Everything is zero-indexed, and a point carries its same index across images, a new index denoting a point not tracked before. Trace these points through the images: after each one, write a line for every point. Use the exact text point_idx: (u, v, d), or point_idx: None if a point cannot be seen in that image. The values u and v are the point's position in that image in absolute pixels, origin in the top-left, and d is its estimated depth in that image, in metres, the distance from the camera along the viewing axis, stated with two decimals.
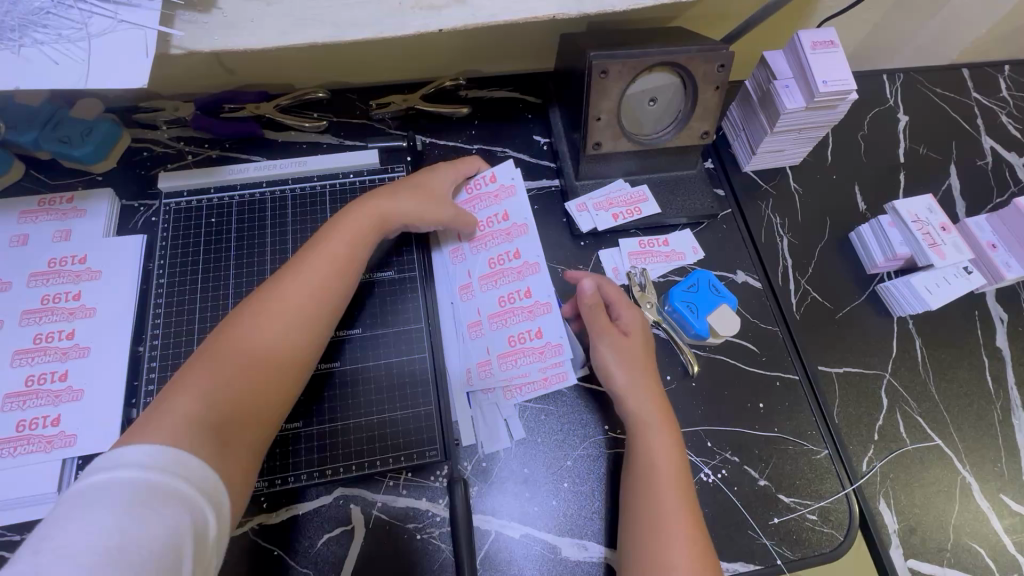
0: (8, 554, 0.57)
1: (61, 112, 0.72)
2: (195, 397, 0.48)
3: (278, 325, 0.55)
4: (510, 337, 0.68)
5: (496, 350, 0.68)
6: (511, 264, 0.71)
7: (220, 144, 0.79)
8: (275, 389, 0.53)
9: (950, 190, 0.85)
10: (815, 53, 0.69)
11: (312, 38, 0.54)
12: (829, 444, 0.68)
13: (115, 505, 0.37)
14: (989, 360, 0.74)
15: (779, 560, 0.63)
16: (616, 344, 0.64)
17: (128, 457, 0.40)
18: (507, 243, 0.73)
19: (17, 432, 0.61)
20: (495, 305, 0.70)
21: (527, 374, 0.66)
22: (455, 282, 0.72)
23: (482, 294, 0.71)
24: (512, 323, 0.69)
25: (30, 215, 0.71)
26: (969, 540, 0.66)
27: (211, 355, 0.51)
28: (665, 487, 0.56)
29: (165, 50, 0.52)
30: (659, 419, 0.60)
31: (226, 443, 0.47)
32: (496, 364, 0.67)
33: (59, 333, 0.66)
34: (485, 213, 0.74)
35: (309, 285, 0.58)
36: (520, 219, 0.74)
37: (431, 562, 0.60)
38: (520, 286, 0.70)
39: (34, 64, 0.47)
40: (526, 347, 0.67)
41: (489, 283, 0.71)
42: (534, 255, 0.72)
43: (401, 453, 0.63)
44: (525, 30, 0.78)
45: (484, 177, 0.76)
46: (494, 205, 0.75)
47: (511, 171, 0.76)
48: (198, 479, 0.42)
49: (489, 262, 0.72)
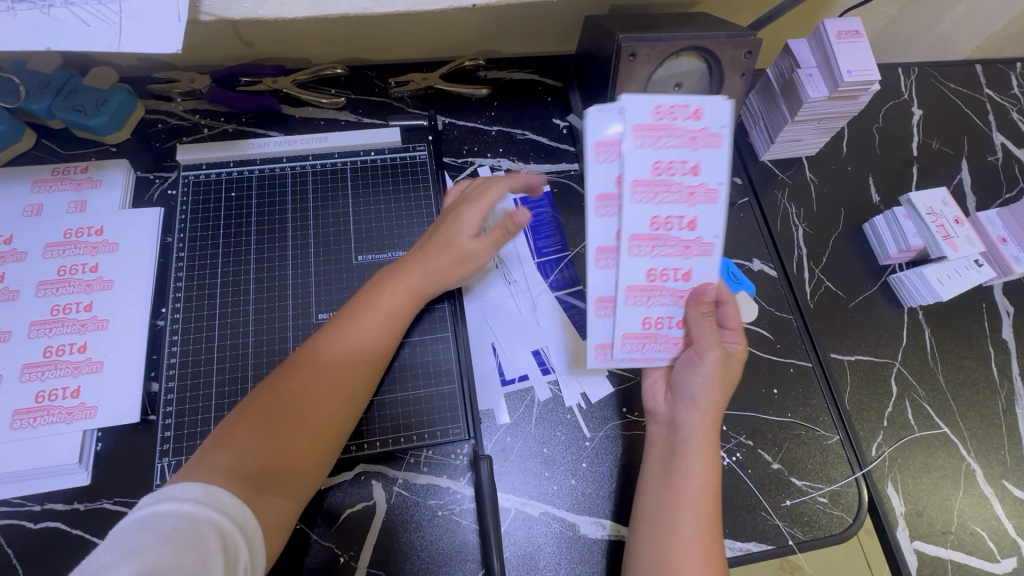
0: (29, 524, 0.57)
1: (74, 80, 0.71)
2: (233, 450, 0.50)
3: (317, 384, 0.55)
4: (645, 319, 0.60)
5: (624, 328, 0.60)
6: (680, 235, 0.57)
7: (236, 117, 0.78)
8: (313, 445, 0.54)
9: (961, 185, 0.86)
10: (840, 43, 0.69)
11: (344, 9, 0.52)
12: (840, 430, 0.70)
13: (155, 531, 0.41)
14: (995, 351, 0.76)
15: (792, 541, 0.65)
16: (701, 361, 0.58)
17: (167, 490, 0.44)
18: (684, 207, 0.57)
19: (36, 403, 0.61)
20: (641, 277, 0.58)
21: (651, 361, 0.61)
22: (595, 184, 0.56)
23: (628, 261, 0.58)
24: (652, 304, 0.59)
25: (44, 184, 0.70)
26: (972, 524, 0.68)
27: (249, 412, 0.53)
28: (692, 505, 0.55)
29: (194, 16, 0.51)
30: (699, 445, 0.58)
31: (262, 490, 0.49)
32: (618, 347, 0.60)
33: (76, 305, 0.65)
34: (667, 153, 0.56)
35: (350, 344, 0.59)
36: (712, 183, 0.57)
37: (455, 539, 0.61)
38: (679, 266, 0.59)
39: (66, 26, 0.46)
40: (662, 334, 0.60)
41: (642, 249, 0.57)
42: (710, 233, 0.58)
43: (424, 431, 0.64)
44: (550, 11, 0.77)
45: (685, 108, 0.55)
46: (685, 149, 0.56)
47: (723, 115, 0.56)
48: (231, 512, 0.45)
49: (652, 223, 0.57)
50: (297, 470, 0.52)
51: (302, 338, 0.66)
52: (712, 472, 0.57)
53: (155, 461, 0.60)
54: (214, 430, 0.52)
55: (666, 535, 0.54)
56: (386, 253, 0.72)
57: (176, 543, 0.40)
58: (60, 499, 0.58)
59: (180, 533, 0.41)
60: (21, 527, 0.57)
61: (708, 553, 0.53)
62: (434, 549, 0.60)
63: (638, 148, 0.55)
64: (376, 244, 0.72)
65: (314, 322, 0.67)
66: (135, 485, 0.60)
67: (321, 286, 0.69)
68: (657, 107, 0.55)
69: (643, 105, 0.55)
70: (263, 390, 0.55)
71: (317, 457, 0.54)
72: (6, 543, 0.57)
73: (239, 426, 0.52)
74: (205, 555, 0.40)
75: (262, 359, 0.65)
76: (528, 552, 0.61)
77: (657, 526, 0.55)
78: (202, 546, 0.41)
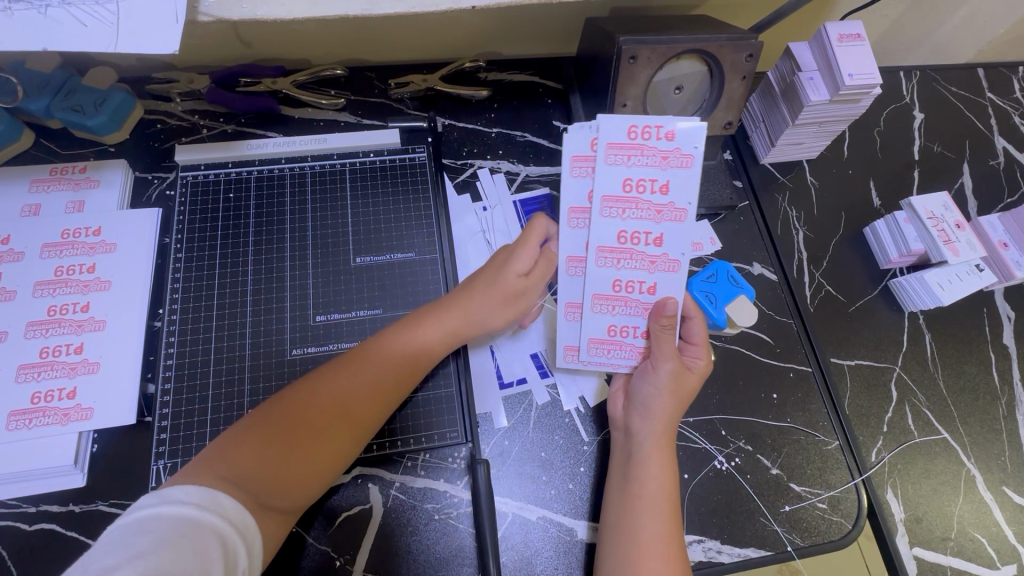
0: (23, 525, 0.57)
1: (73, 80, 0.71)
2: (240, 456, 0.50)
3: (334, 403, 0.55)
4: (610, 326, 0.63)
5: (589, 333, 0.64)
6: (645, 250, 0.60)
7: (236, 118, 0.78)
8: (318, 465, 0.53)
9: (963, 189, 0.86)
10: (842, 46, 0.69)
11: (344, 11, 0.52)
12: (840, 435, 0.70)
13: (156, 532, 0.40)
14: (996, 356, 0.75)
15: (790, 547, 0.64)
16: (655, 371, 0.61)
17: (168, 491, 0.44)
18: (651, 224, 0.60)
19: (32, 404, 0.60)
20: (606, 287, 0.62)
21: (615, 366, 0.64)
22: (568, 197, 0.60)
23: (595, 271, 0.62)
24: (618, 312, 0.63)
25: (42, 184, 0.70)
26: (973, 531, 0.68)
27: (263, 423, 0.53)
28: (647, 510, 0.55)
29: (193, 17, 0.50)
30: (651, 451, 0.58)
31: (262, 502, 0.48)
32: (583, 350, 0.64)
33: (73, 306, 0.65)
34: (636, 172, 0.59)
35: (373, 369, 0.58)
36: (681, 202, 0.59)
37: (450, 543, 0.60)
38: (643, 279, 0.61)
39: (62, 26, 0.45)
40: (626, 342, 0.64)
41: (608, 261, 0.61)
42: (676, 250, 0.60)
43: (422, 434, 0.64)
44: (550, 13, 0.77)
45: (659, 130, 0.58)
46: (656, 169, 0.58)
47: (693, 137, 0.58)
48: (231, 516, 0.45)
49: (618, 236, 0.60)
50: (297, 483, 0.52)
51: (301, 341, 0.66)
52: (666, 478, 0.57)
53: (151, 463, 0.60)
54: (224, 433, 0.53)
55: (624, 540, 0.54)
56: (385, 254, 0.72)
57: (177, 546, 0.40)
58: (55, 501, 0.58)
59: (181, 536, 0.41)
60: (15, 528, 0.57)
61: (669, 559, 0.53)
62: (430, 552, 0.60)
63: (610, 166, 0.59)
64: (376, 246, 0.72)
65: (313, 324, 0.67)
66: (130, 488, 0.59)
67: (319, 287, 0.69)
68: (632, 127, 0.59)
69: (617, 126, 0.58)
70: (281, 402, 0.55)
71: (319, 477, 0.54)
72: (1, 544, 0.56)
73: (250, 431, 0.52)
74: (206, 558, 0.40)
75: (259, 362, 0.65)
76: (524, 558, 0.61)
77: (615, 534, 0.55)
78: (203, 551, 0.41)
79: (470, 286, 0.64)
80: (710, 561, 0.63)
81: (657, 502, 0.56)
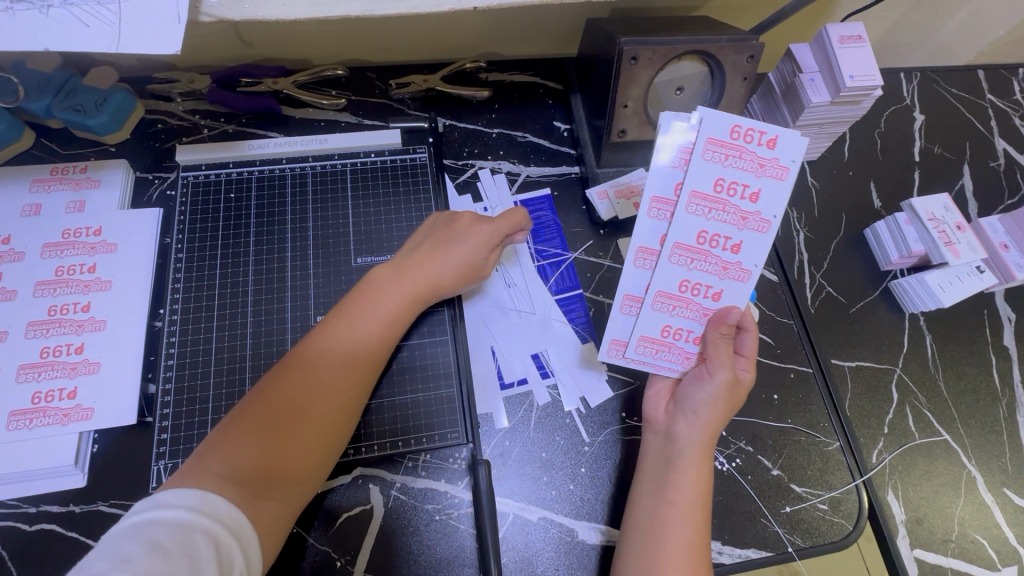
0: (24, 526, 0.57)
1: (74, 80, 0.71)
2: (227, 452, 0.50)
3: (310, 388, 0.55)
4: (665, 327, 0.62)
5: (642, 330, 0.62)
6: (720, 254, 0.60)
7: (237, 118, 0.78)
8: (305, 451, 0.53)
9: (963, 190, 0.86)
10: (843, 48, 0.69)
11: (346, 11, 0.52)
12: (840, 436, 0.70)
13: (146, 537, 0.40)
14: (996, 358, 0.75)
15: (791, 548, 0.64)
16: (710, 378, 0.59)
17: (162, 496, 0.44)
18: (733, 229, 0.60)
19: (32, 404, 0.60)
20: (673, 285, 0.61)
21: (660, 368, 0.63)
22: (656, 185, 0.60)
23: (666, 266, 0.61)
24: (677, 313, 0.62)
25: (42, 184, 0.70)
26: (973, 532, 0.68)
27: (244, 417, 0.52)
28: (676, 515, 0.55)
29: (195, 17, 0.50)
30: (693, 460, 0.57)
31: (256, 495, 0.48)
32: (632, 346, 0.62)
33: (74, 306, 0.65)
34: (730, 174, 0.59)
35: (343, 348, 0.58)
36: (766, 213, 0.59)
37: (451, 543, 0.60)
38: (710, 283, 0.61)
39: (64, 27, 0.46)
40: (677, 346, 0.62)
41: (681, 258, 0.61)
42: (750, 262, 0.60)
43: (422, 434, 0.64)
44: (551, 13, 0.77)
45: (761, 136, 0.59)
46: (750, 175, 0.59)
47: (792, 152, 0.59)
48: (225, 519, 0.45)
49: (698, 235, 0.60)
50: (289, 471, 0.52)
51: (301, 341, 0.66)
52: (704, 487, 0.57)
53: (151, 464, 0.60)
54: (211, 434, 0.52)
55: (651, 544, 0.54)
56: (386, 254, 0.72)
57: (169, 548, 0.40)
58: (56, 501, 0.58)
59: (174, 541, 0.41)
60: (16, 529, 0.57)
61: (695, 565, 0.53)
62: (430, 552, 0.60)
63: (705, 162, 0.59)
64: (376, 246, 0.72)
65: (313, 324, 0.67)
66: (131, 488, 0.59)
67: (319, 287, 0.69)
68: (734, 128, 0.59)
69: (722, 123, 0.58)
70: (258, 394, 0.54)
71: (311, 463, 0.54)
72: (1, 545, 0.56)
73: (236, 422, 0.52)
74: (199, 559, 0.40)
75: (260, 363, 0.64)
76: (524, 559, 0.60)
77: (644, 537, 0.55)
78: (196, 552, 0.41)
79: (425, 256, 0.65)
80: (711, 562, 0.63)
81: (688, 509, 0.55)
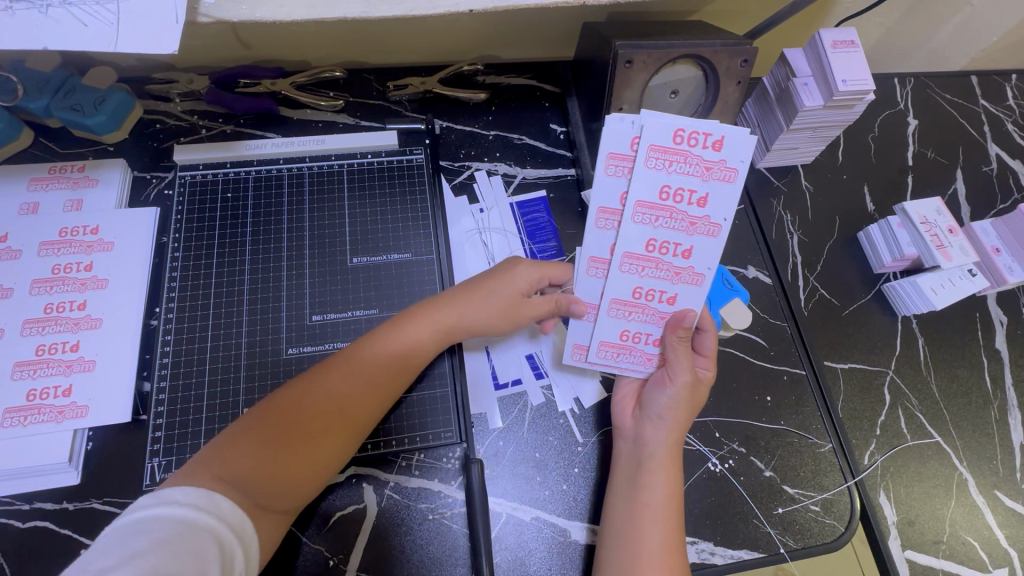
0: (18, 523, 0.57)
1: (73, 79, 0.72)
2: (233, 459, 0.50)
3: (325, 405, 0.55)
4: (623, 331, 0.64)
5: (601, 336, 0.64)
6: (672, 261, 0.61)
7: (235, 119, 0.78)
8: (311, 467, 0.53)
9: (956, 195, 0.87)
10: (836, 53, 0.69)
11: (343, 13, 0.52)
12: (832, 438, 0.70)
13: (153, 533, 0.41)
14: (988, 361, 0.76)
15: (783, 549, 0.64)
16: (671, 382, 0.61)
17: (166, 492, 0.44)
18: (682, 235, 0.60)
19: (27, 401, 0.60)
20: (627, 292, 0.62)
21: (623, 370, 0.65)
22: (598, 196, 0.60)
23: (617, 275, 0.61)
24: (633, 318, 0.63)
25: (40, 183, 0.70)
26: (965, 534, 0.68)
27: (255, 425, 0.52)
28: (650, 516, 0.55)
29: (193, 17, 0.51)
30: (662, 462, 0.58)
31: (257, 503, 0.48)
32: (593, 351, 0.64)
33: (70, 304, 0.65)
34: (676, 180, 0.58)
35: (363, 369, 0.58)
36: (715, 217, 0.59)
37: (444, 543, 0.60)
38: (664, 287, 0.62)
39: (63, 27, 0.46)
40: (637, 348, 0.64)
41: (633, 266, 0.61)
42: (705, 263, 0.61)
43: (416, 434, 0.64)
44: (547, 17, 0.77)
45: (706, 137, 0.57)
46: (695, 179, 0.58)
47: (740, 152, 0.58)
48: (229, 519, 0.45)
49: (647, 244, 0.60)
50: (293, 485, 0.52)
51: (297, 340, 0.66)
52: (675, 487, 0.58)
53: (146, 461, 0.60)
54: (219, 435, 0.52)
55: (627, 547, 0.54)
56: (382, 255, 0.72)
57: (175, 546, 0.40)
58: (50, 499, 0.58)
59: (179, 538, 0.41)
60: (9, 526, 0.57)
61: (671, 565, 0.53)
62: (422, 551, 0.60)
63: (648, 169, 0.58)
64: (373, 248, 0.72)
65: (309, 324, 0.67)
66: (127, 486, 0.59)
67: (317, 289, 0.69)
68: (678, 131, 0.57)
69: (663, 128, 0.57)
70: (272, 404, 0.54)
71: (314, 478, 0.54)
72: None
73: (247, 429, 0.52)
74: (204, 558, 0.41)
75: (256, 362, 0.65)
76: (518, 558, 0.61)
77: (620, 539, 0.55)
78: (200, 550, 0.41)
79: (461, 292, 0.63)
80: (704, 563, 0.63)
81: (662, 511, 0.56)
